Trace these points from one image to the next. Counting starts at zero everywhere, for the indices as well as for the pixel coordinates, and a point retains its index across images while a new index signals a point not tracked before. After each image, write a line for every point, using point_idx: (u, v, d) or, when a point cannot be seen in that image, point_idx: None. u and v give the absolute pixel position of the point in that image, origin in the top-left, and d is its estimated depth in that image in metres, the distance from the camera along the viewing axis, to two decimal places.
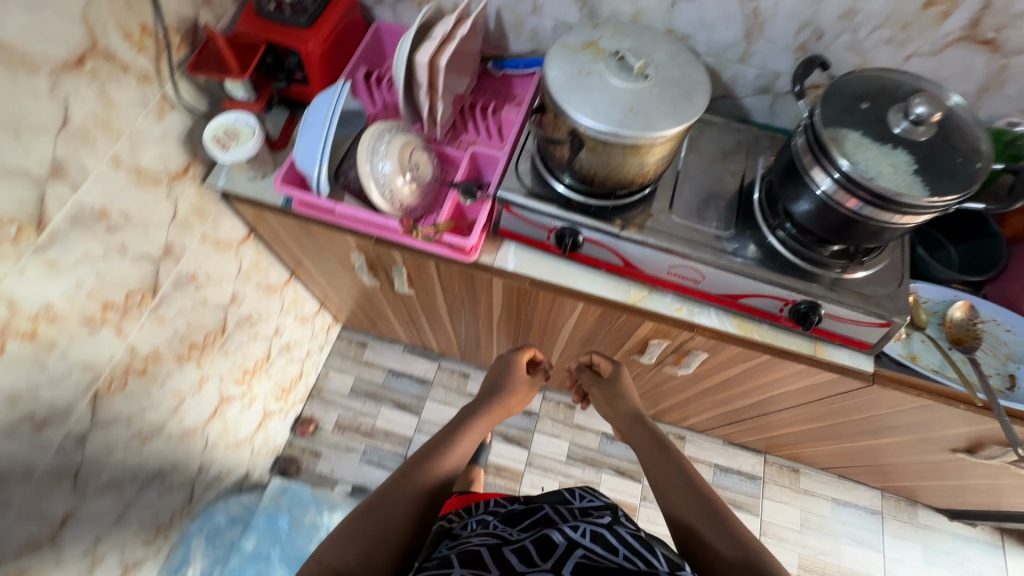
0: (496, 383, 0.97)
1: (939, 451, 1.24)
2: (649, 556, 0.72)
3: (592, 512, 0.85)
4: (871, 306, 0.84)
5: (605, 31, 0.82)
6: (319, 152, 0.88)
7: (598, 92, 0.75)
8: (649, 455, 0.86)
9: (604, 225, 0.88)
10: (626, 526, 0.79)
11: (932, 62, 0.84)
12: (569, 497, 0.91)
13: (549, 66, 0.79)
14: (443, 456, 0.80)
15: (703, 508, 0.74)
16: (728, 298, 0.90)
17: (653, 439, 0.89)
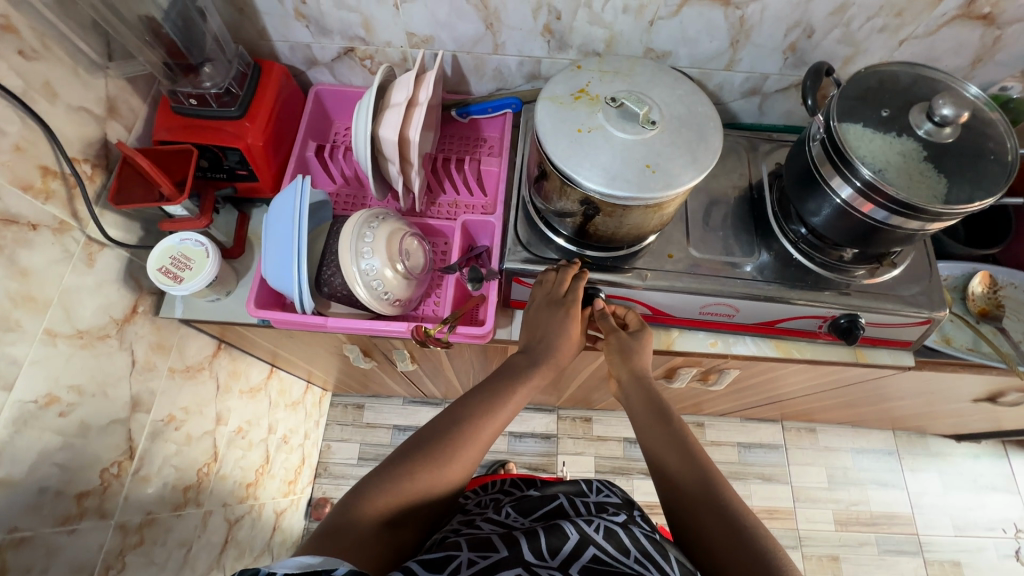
0: (544, 340, 0.73)
1: (960, 401, 1.25)
2: (667, 563, 0.60)
3: (607, 507, 0.73)
4: (912, 308, 0.81)
5: (591, 74, 0.73)
6: (293, 267, 0.75)
7: (604, 148, 0.66)
8: (660, 449, 0.68)
9: (624, 280, 0.81)
10: (643, 527, 0.67)
11: (927, 42, 0.80)
12: (585, 486, 0.79)
13: (538, 120, 0.69)
14: (479, 424, 0.64)
15: (734, 534, 0.58)
16: (765, 326, 0.86)
17: (669, 432, 0.68)
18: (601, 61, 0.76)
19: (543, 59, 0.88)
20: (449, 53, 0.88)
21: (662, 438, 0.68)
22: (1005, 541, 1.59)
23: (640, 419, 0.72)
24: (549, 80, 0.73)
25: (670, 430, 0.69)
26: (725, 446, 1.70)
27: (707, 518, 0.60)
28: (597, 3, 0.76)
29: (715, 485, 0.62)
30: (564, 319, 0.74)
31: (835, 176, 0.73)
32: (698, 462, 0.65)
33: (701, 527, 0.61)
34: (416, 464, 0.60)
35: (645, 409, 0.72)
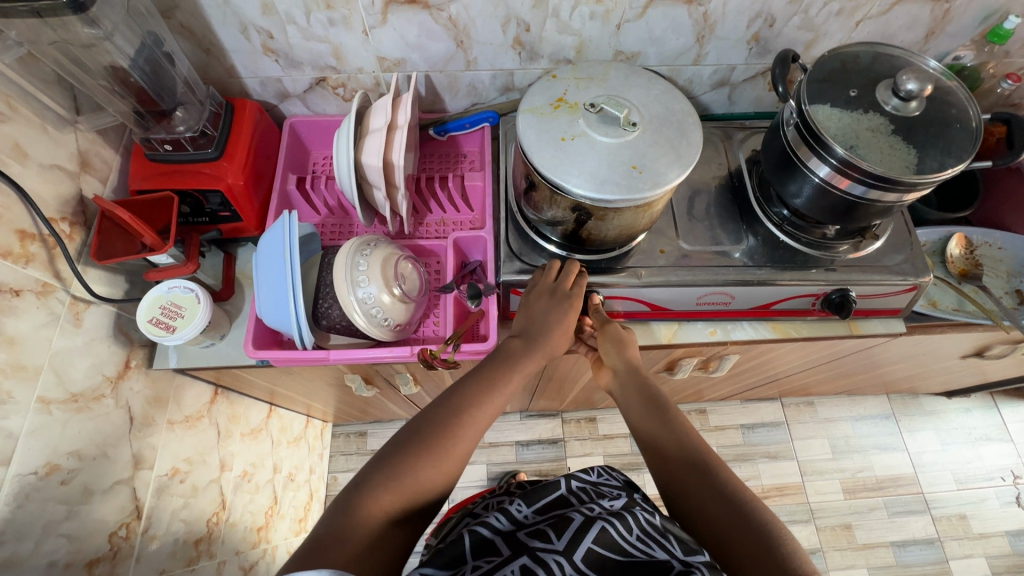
0: (541, 329, 0.72)
1: (947, 360, 1.29)
2: (665, 542, 0.59)
3: (607, 493, 0.72)
4: (898, 277, 0.83)
5: (567, 82, 0.74)
6: (289, 304, 0.73)
7: (589, 153, 0.67)
8: (655, 434, 0.66)
9: (618, 280, 0.81)
10: (644, 510, 0.65)
11: (882, 21, 0.83)
12: (584, 470, 0.78)
13: (521, 132, 0.69)
14: (475, 415, 0.63)
15: (736, 517, 0.56)
16: (761, 309, 0.88)
17: (662, 417, 0.67)
18: (575, 68, 0.77)
19: (515, 71, 0.88)
20: (422, 74, 0.88)
21: (656, 424, 0.67)
22: (1005, 489, 1.64)
23: (631, 405, 0.71)
24: (526, 92, 0.74)
25: (663, 414, 0.67)
26: (729, 429, 1.73)
27: (706, 503, 0.59)
28: (565, 12, 0.78)
29: (713, 468, 0.61)
30: (564, 309, 0.72)
31: (811, 157, 0.75)
32: (694, 445, 0.63)
33: (700, 513, 0.59)
34: (412, 459, 0.58)
35: (639, 397, 0.70)
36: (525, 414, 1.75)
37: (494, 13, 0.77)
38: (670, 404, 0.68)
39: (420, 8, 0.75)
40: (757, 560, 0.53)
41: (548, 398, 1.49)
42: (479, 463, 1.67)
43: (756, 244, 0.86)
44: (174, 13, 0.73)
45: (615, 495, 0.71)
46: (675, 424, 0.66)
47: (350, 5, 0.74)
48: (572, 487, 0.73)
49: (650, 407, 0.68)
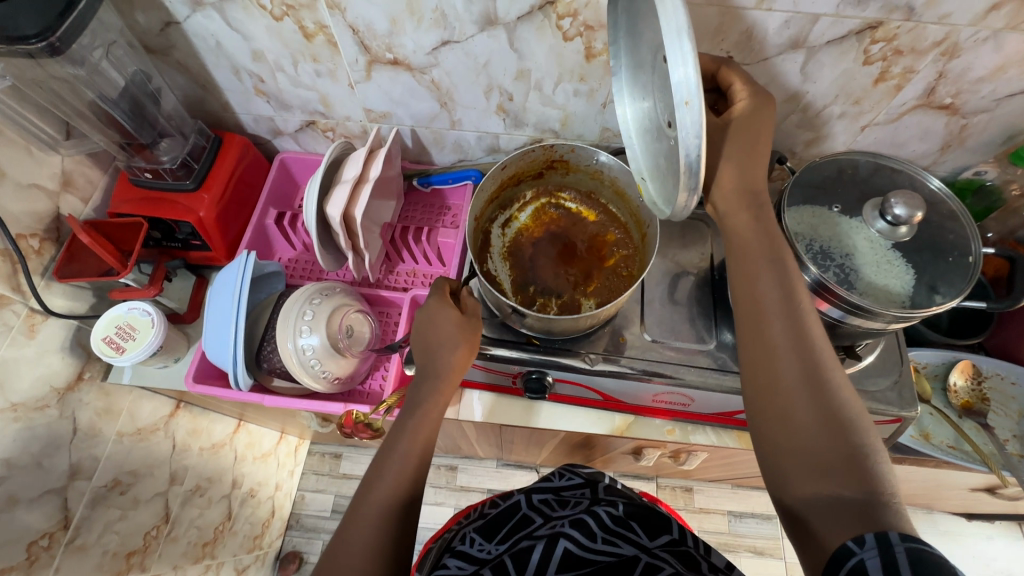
0: (428, 345, 0.67)
1: (958, 489, 1.16)
2: (629, 533, 0.64)
3: (569, 498, 0.76)
4: (881, 406, 0.75)
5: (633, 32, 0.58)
6: (230, 344, 0.73)
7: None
8: (770, 352, 0.52)
9: (572, 363, 0.77)
10: (605, 507, 0.69)
11: (890, 128, 0.77)
12: (546, 480, 0.82)
13: (684, 14, 0.43)
14: (397, 451, 0.59)
15: (850, 462, 0.46)
16: (723, 417, 0.81)
17: (795, 335, 0.52)
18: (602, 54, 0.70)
19: (501, 134, 0.87)
20: (407, 128, 0.88)
21: (778, 336, 0.53)
22: None
23: (743, 303, 0.57)
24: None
25: (791, 323, 0.53)
26: (715, 514, 1.63)
27: (815, 442, 0.48)
28: (547, 86, 0.76)
29: (838, 399, 0.49)
30: (438, 307, 0.67)
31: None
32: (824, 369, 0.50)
33: (797, 446, 0.49)
34: (353, 521, 0.54)
35: (773, 293, 0.55)
36: (502, 463, 1.69)
37: (476, 80, 0.76)
38: (806, 311, 0.54)
39: (403, 69, 0.76)
40: (851, 513, 0.43)
41: (520, 454, 1.44)
42: (447, 505, 1.63)
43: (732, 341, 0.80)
44: (172, 51, 0.76)
45: (577, 500, 0.74)
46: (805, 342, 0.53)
47: (335, 60, 0.75)
48: (532, 503, 0.75)
49: (773, 316, 0.54)
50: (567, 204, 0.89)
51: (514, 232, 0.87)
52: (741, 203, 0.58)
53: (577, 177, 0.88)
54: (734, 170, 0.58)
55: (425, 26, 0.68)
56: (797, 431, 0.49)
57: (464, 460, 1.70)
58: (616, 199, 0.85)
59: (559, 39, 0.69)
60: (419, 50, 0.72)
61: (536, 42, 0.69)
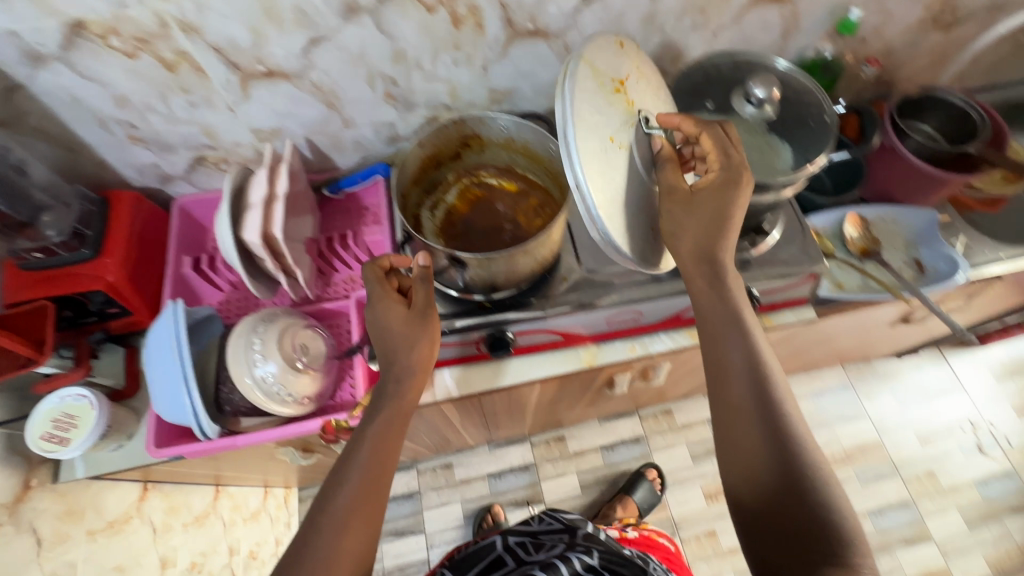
0: (388, 347, 0.68)
1: (880, 330, 1.34)
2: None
3: (547, 538, 0.79)
4: (794, 268, 0.85)
5: (630, 68, 0.68)
6: (185, 395, 0.71)
7: (618, 173, 0.63)
8: (729, 406, 0.60)
9: (525, 313, 0.81)
10: (580, 552, 0.73)
11: (737, 28, 0.86)
12: (527, 523, 0.86)
13: (568, 110, 0.59)
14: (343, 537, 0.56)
15: (802, 510, 0.53)
16: (671, 320, 0.88)
17: (756, 394, 0.59)
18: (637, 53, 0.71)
19: (397, 122, 0.88)
20: (302, 139, 0.87)
21: (738, 392, 0.60)
22: (966, 440, 1.77)
23: (710, 360, 0.64)
24: (587, 40, 0.64)
25: (752, 380, 0.60)
26: (697, 425, 1.76)
27: (780, 495, 0.54)
28: (427, 63, 0.78)
29: (800, 457, 0.55)
30: (386, 305, 0.69)
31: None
32: (785, 423, 0.57)
33: (759, 495, 0.56)
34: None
35: (736, 353, 0.61)
36: (495, 445, 1.73)
37: (356, 73, 0.77)
38: (767, 366, 0.61)
39: (279, 79, 0.75)
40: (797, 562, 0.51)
41: (508, 429, 1.48)
42: (454, 502, 1.65)
43: None
44: (25, 119, 0.72)
45: (553, 543, 0.77)
46: (764, 393, 0.59)
47: (206, 87, 0.74)
48: (510, 544, 0.80)
49: (734, 373, 0.61)
50: (489, 180, 0.88)
51: (443, 213, 0.86)
52: (697, 271, 0.64)
53: (493, 154, 0.87)
54: (697, 231, 0.63)
55: (288, 29, 0.68)
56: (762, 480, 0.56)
57: (458, 455, 1.72)
58: (531, 165, 0.85)
59: (423, 13, 0.71)
60: (289, 55, 0.72)
61: (402, 21, 0.71)
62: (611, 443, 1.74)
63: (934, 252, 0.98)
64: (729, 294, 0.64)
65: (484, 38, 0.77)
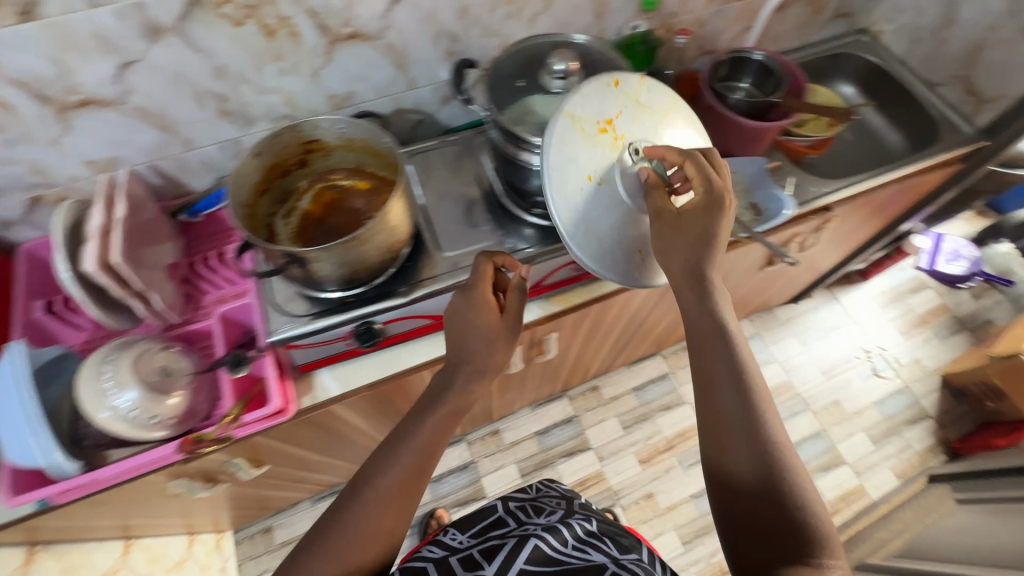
0: (462, 354, 0.73)
1: (756, 276, 1.46)
2: (600, 544, 0.74)
3: (546, 506, 0.89)
4: None
5: (625, 101, 0.75)
6: (31, 435, 0.69)
7: (602, 206, 0.72)
8: (720, 417, 0.64)
9: (391, 302, 0.84)
10: (580, 521, 0.80)
11: (550, 13, 0.93)
12: (521, 492, 0.96)
13: (546, 154, 0.71)
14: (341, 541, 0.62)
15: (778, 512, 0.60)
16: (534, 289, 0.97)
17: (742, 406, 0.63)
18: (641, 83, 0.78)
19: (242, 138, 0.90)
20: (144, 165, 0.87)
21: (725, 404, 0.64)
22: (862, 366, 1.94)
23: (698, 369, 0.68)
24: (574, 91, 0.74)
25: (738, 393, 0.64)
26: (624, 396, 1.84)
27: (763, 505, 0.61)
28: (252, 75, 0.81)
29: (781, 465, 0.61)
30: (483, 312, 0.72)
31: (519, 154, 0.81)
32: (767, 439, 0.62)
33: (741, 498, 0.62)
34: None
35: (723, 366, 0.65)
36: None
37: (180, 93, 0.78)
38: (752, 378, 0.65)
39: (99, 107, 0.75)
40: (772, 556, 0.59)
41: None
42: None
43: (523, 231, 0.95)
44: None
45: (550, 509, 0.87)
46: (750, 406, 0.64)
47: (20, 123, 0.73)
48: (509, 511, 0.88)
49: (721, 386, 0.65)
50: (342, 182, 0.91)
51: (299, 218, 0.88)
52: (685, 286, 0.66)
53: (341, 156, 0.90)
54: (682, 252, 0.66)
55: (93, 55, 0.69)
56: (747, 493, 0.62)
57: None
58: (376, 162, 0.89)
59: (231, 26, 0.73)
60: (102, 82, 0.73)
61: (213, 36, 0.74)
62: (545, 428, 1.79)
63: (765, 194, 1.04)
64: (715, 308, 0.66)
65: (304, 46, 0.80)
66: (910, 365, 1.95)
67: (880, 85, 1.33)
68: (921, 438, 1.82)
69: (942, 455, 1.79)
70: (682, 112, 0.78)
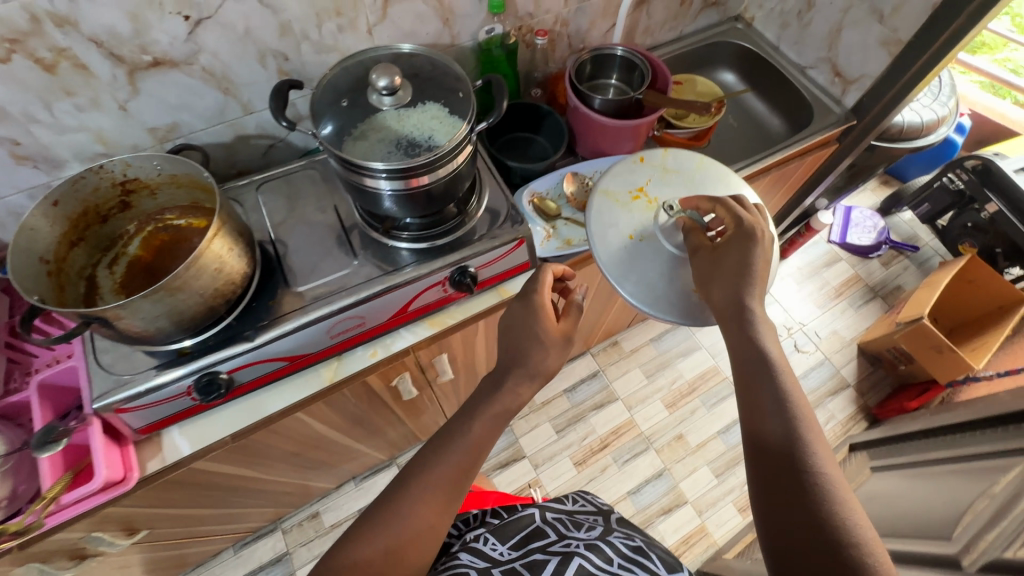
0: (517, 345, 0.73)
1: None
2: (646, 564, 0.69)
3: (584, 520, 0.82)
4: (499, 237, 0.91)
5: (653, 173, 0.95)
6: None
7: (648, 254, 0.85)
8: (764, 437, 0.60)
9: (233, 349, 0.78)
10: (621, 538, 0.75)
11: (389, 23, 0.88)
12: (560, 502, 0.88)
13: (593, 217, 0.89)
14: (391, 531, 0.61)
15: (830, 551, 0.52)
16: (397, 316, 0.89)
17: (790, 432, 0.59)
18: (667, 155, 0.98)
19: (53, 182, 0.81)
20: None
21: (771, 427, 0.60)
22: (785, 343, 1.98)
23: (743, 395, 0.65)
24: (607, 174, 0.95)
25: (782, 418, 0.60)
26: (555, 399, 1.85)
27: (802, 527, 0.54)
28: (42, 114, 0.72)
29: (832, 495, 0.55)
30: (545, 319, 0.74)
31: (364, 180, 0.75)
32: (811, 455, 0.57)
33: (789, 531, 0.55)
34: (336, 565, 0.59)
35: (765, 394, 0.62)
36: (360, 480, 1.67)
37: None
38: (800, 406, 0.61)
39: None
40: None
41: (352, 460, 1.43)
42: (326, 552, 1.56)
43: (395, 255, 0.89)
44: None
45: (591, 523, 0.80)
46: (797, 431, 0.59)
47: None
48: (547, 518, 0.81)
49: (766, 409, 0.61)
50: (176, 222, 0.84)
51: (125, 267, 0.80)
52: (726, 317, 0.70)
53: (170, 196, 0.82)
54: (724, 288, 0.72)
55: None
56: (786, 506, 0.56)
57: (323, 500, 1.64)
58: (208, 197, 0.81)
59: None
60: None
61: None
62: None
63: None
64: (755, 336, 0.66)
65: (98, 78, 0.72)
66: (830, 337, 2.00)
67: (759, 71, 1.35)
68: (843, 407, 1.87)
69: (863, 422, 1.84)
70: (708, 168, 0.95)
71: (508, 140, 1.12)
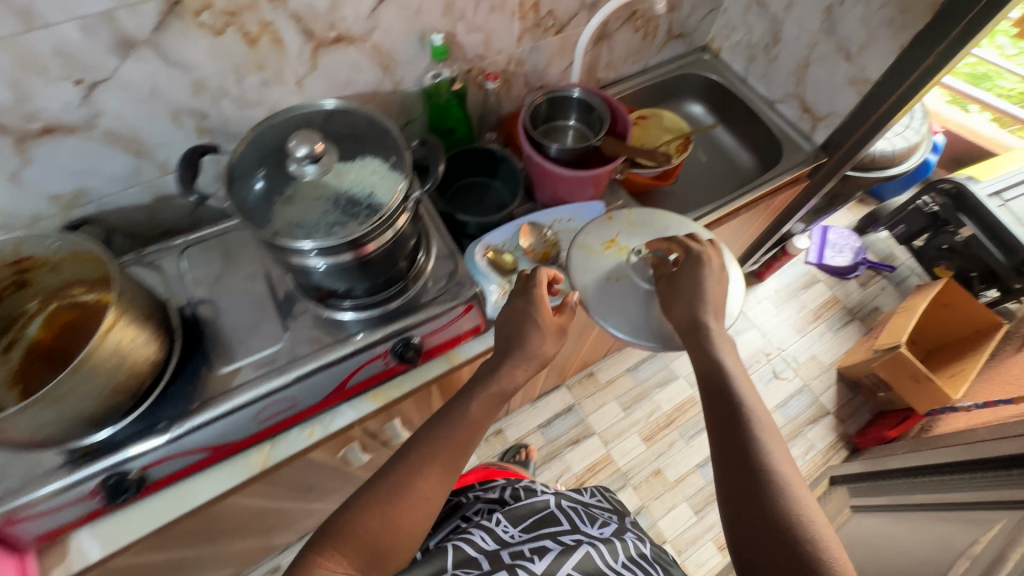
0: (513, 328, 0.72)
1: None
2: (646, 569, 0.75)
3: (598, 515, 0.88)
4: (447, 302, 0.85)
5: (618, 226, 0.93)
6: None
7: (626, 296, 0.85)
8: (724, 435, 0.61)
9: (144, 444, 0.70)
10: (633, 539, 0.81)
11: (320, 74, 0.81)
12: (578, 492, 0.94)
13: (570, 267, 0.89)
14: (404, 489, 0.59)
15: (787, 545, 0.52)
16: (335, 392, 0.82)
17: (748, 431, 0.61)
18: (632, 213, 0.96)
19: None
20: None
21: (732, 425, 0.62)
22: (764, 369, 1.94)
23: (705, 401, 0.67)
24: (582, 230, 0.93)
25: (740, 418, 0.62)
26: (529, 436, 1.78)
27: (761, 521, 0.54)
28: None
29: (789, 491, 0.56)
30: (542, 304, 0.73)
31: (291, 258, 0.67)
32: (767, 451, 0.59)
33: (751, 525, 0.55)
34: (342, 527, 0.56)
35: (725, 397, 0.64)
36: None
37: None
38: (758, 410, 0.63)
39: None
40: None
41: (310, 518, 1.34)
42: None
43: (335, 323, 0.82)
44: None
45: (604, 519, 0.86)
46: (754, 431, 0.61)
47: None
48: (563, 505, 0.87)
49: (725, 412, 0.63)
50: (83, 297, 0.74)
51: (21, 354, 0.72)
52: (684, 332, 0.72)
53: (74, 271, 0.73)
54: (683, 305, 0.74)
55: None
56: (743, 492, 0.57)
57: (284, 555, 1.55)
58: None
59: None
60: None
61: None
62: None
63: None
64: (715, 347, 0.69)
65: None
66: (808, 362, 1.97)
67: (727, 103, 1.30)
68: (823, 436, 1.83)
69: (843, 450, 1.81)
70: (673, 220, 0.94)
71: (461, 186, 1.05)
